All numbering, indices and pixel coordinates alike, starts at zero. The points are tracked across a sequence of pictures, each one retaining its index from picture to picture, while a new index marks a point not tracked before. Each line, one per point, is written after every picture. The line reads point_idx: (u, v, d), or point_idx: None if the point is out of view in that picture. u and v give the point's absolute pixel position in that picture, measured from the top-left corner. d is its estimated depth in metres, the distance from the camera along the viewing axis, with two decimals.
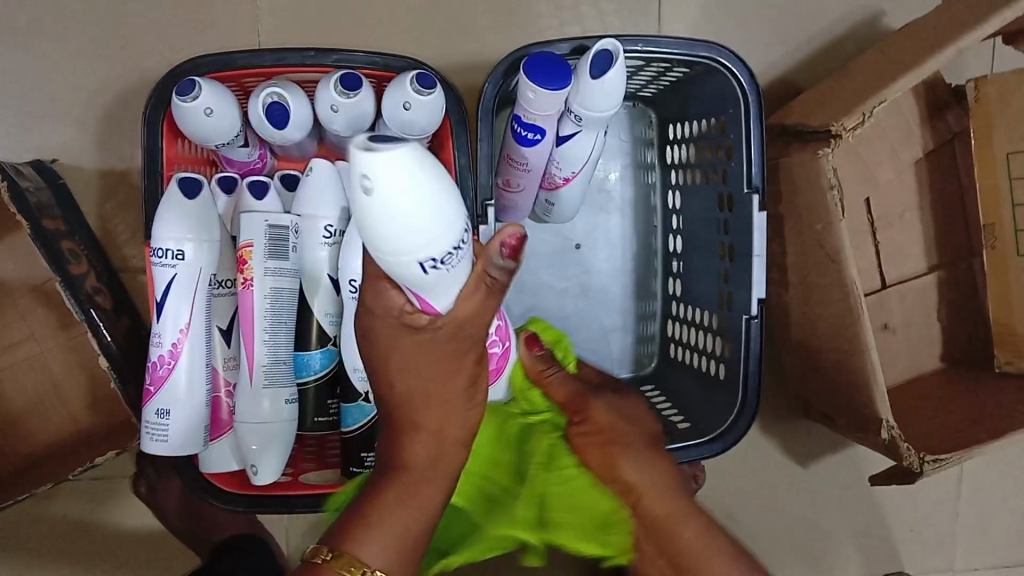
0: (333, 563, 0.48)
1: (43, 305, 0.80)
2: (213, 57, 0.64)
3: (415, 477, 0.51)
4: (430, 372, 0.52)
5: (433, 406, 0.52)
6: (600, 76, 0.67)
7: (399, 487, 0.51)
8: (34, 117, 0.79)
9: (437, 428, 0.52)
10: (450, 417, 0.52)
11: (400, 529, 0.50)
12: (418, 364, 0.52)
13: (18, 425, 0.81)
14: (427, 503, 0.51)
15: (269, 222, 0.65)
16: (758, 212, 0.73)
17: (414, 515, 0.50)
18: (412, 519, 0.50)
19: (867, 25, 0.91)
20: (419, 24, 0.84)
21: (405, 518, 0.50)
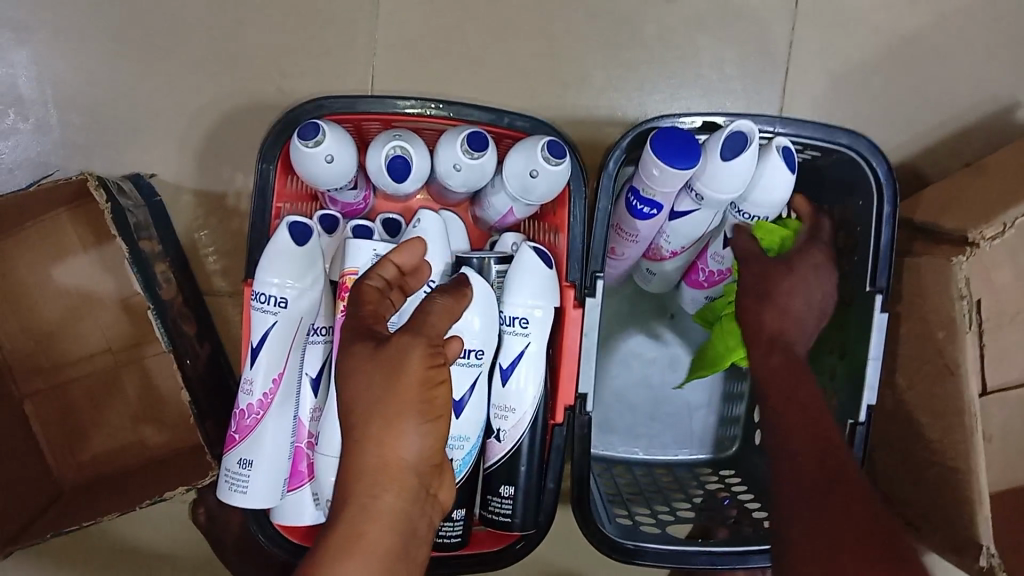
0: None
1: (125, 319, 0.79)
2: (335, 100, 0.62)
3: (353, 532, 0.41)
4: (366, 419, 0.43)
5: (384, 450, 0.42)
6: (731, 159, 0.63)
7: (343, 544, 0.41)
8: (136, 130, 0.78)
9: (380, 471, 0.42)
10: (401, 456, 0.43)
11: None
12: (362, 412, 0.43)
13: (87, 439, 0.79)
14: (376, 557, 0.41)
15: (377, 251, 0.62)
16: (878, 314, 0.70)
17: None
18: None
19: (1003, 117, 0.86)
20: (535, 73, 0.80)
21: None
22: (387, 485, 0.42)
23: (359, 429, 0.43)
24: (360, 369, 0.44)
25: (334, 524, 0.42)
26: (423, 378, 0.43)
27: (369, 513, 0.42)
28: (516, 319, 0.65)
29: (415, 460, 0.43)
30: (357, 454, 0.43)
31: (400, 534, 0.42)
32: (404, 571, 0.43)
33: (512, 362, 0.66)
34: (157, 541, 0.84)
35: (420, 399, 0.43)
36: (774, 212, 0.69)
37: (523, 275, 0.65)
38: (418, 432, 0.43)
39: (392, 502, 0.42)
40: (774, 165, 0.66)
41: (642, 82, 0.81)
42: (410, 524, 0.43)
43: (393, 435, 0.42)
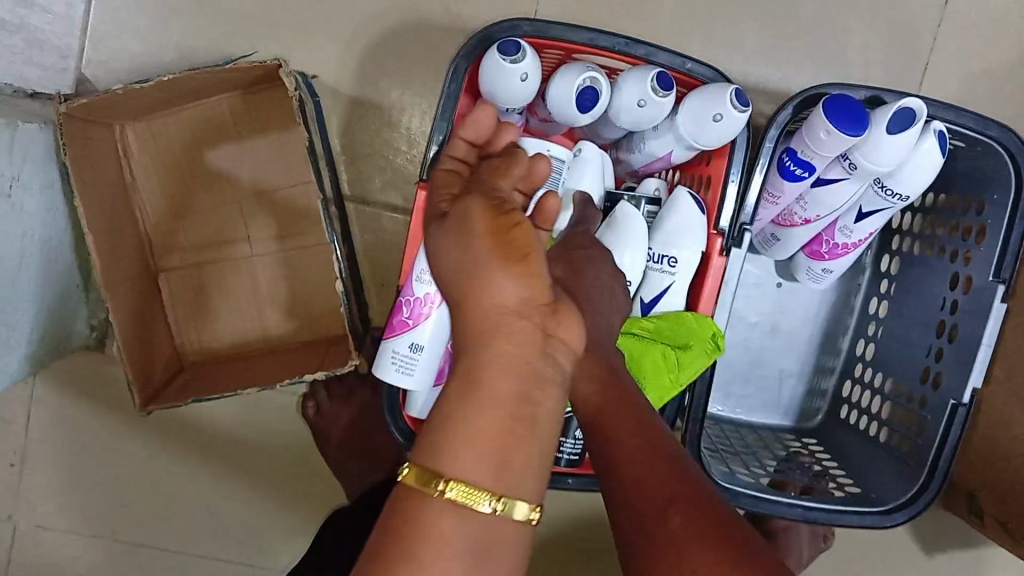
0: (419, 487, 0.46)
1: (264, 211, 0.81)
2: (529, 21, 0.64)
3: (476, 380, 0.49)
4: (460, 273, 0.52)
5: (485, 298, 0.51)
6: (896, 133, 0.65)
7: (474, 395, 0.48)
8: (301, 30, 0.80)
9: (489, 321, 0.50)
10: (501, 303, 0.50)
11: (479, 435, 0.47)
12: (460, 272, 0.52)
13: (216, 318, 0.82)
14: (493, 400, 0.48)
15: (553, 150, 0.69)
16: (998, 302, 0.73)
17: (482, 416, 0.47)
18: (485, 424, 0.47)
19: None
20: (689, 30, 0.83)
21: (488, 432, 0.47)
22: (497, 338, 0.50)
23: (458, 284, 0.53)
24: (444, 236, 0.54)
25: (461, 379, 0.49)
26: (492, 225, 0.51)
27: (486, 360, 0.49)
28: (665, 258, 0.70)
29: (518, 302, 0.50)
30: (467, 316, 0.52)
31: (518, 372, 0.49)
32: (533, 411, 0.49)
33: (656, 297, 0.71)
34: (256, 428, 0.88)
35: (496, 246, 0.51)
36: (917, 192, 0.72)
37: (678, 219, 0.69)
38: (509, 279, 0.50)
39: (506, 349, 0.49)
40: (930, 146, 0.68)
41: (788, 54, 0.84)
42: (529, 367, 0.49)
43: (486, 282, 0.50)
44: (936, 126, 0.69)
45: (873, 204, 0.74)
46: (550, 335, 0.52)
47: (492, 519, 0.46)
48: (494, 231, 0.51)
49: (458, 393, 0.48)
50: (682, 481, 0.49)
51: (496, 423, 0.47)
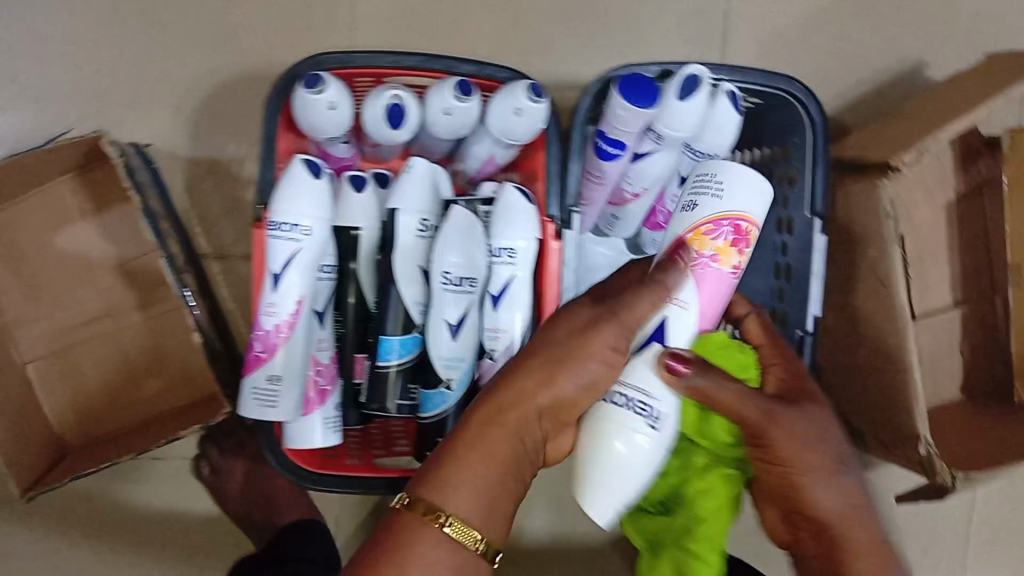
0: (420, 517, 0.52)
1: (124, 283, 0.82)
2: (332, 55, 0.68)
3: (480, 439, 0.53)
4: (535, 354, 0.55)
5: (541, 384, 0.54)
6: (686, 98, 0.71)
7: (481, 438, 0.53)
8: (131, 103, 0.82)
9: (521, 398, 0.54)
10: (547, 393, 0.54)
11: (479, 483, 0.52)
12: (520, 354, 0.56)
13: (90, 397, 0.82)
14: (500, 464, 0.53)
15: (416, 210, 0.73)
16: (819, 236, 0.79)
17: (489, 471, 0.53)
18: (486, 477, 0.53)
19: (910, 75, 0.96)
20: (501, 40, 0.87)
21: (485, 475, 0.53)
22: (506, 416, 0.54)
23: (525, 358, 0.55)
24: (552, 326, 0.56)
25: (472, 437, 0.54)
26: (571, 329, 0.55)
27: (498, 426, 0.54)
28: (504, 250, 0.73)
29: (551, 402, 0.54)
30: (500, 391, 0.55)
31: (520, 444, 0.54)
32: (520, 475, 0.54)
33: (502, 290, 0.73)
34: (160, 499, 0.88)
35: (566, 346, 0.55)
36: (726, 148, 0.77)
37: (509, 213, 0.73)
38: (572, 379, 0.54)
39: (518, 420, 0.54)
40: (725, 106, 0.74)
41: (597, 48, 0.89)
42: (527, 442, 0.54)
43: (548, 378, 0.54)
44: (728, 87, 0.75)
45: (691, 167, 0.80)
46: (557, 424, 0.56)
47: (472, 556, 0.52)
48: (574, 334, 0.55)
49: (468, 443, 0.53)
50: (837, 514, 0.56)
51: (486, 473, 0.53)
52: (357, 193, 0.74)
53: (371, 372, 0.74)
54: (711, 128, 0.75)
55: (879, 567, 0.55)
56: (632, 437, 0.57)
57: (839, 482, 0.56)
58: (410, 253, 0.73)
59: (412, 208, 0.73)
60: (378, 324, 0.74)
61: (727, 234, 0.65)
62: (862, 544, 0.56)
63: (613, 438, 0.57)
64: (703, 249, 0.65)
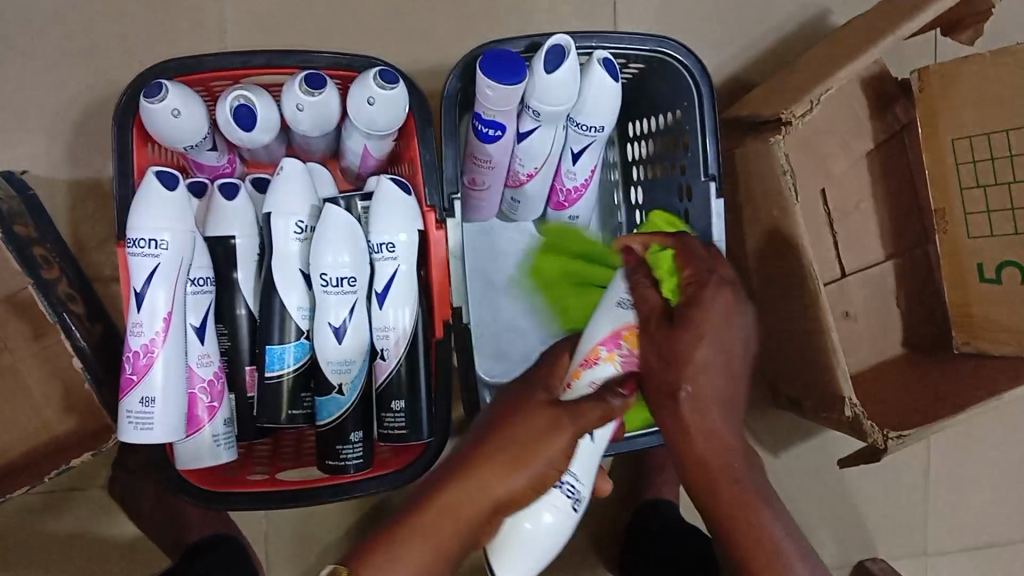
0: None
1: (14, 315, 0.75)
2: (178, 61, 0.66)
3: (427, 523, 0.52)
4: (498, 446, 0.53)
5: (492, 478, 0.52)
6: (554, 71, 0.69)
7: (426, 521, 0.52)
8: (6, 133, 0.81)
9: (474, 493, 0.52)
10: (499, 488, 0.52)
11: (414, 561, 0.51)
12: (483, 439, 0.54)
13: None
14: (440, 548, 0.52)
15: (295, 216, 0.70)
16: (715, 199, 0.77)
17: (424, 553, 0.52)
18: (422, 556, 0.52)
19: (812, 27, 0.94)
20: (381, 31, 0.85)
21: (424, 555, 0.52)
22: (462, 513, 0.52)
23: (487, 443, 0.53)
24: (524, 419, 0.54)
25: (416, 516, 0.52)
26: (537, 429, 0.53)
27: (450, 513, 0.52)
28: (384, 246, 0.70)
29: (503, 497, 0.53)
30: (456, 484, 0.52)
31: (463, 527, 0.52)
32: (457, 552, 0.53)
33: (387, 285, 0.71)
34: (78, 529, 0.86)
35: (526, 443, 0.53)
36: (610, 119, 0.75)
37: (385, 207, 0.70)
38: (520, 472, 0.53)
39: (468, 510, 0.52)
40: (599, 75, 0.72)
41: (482, 29, 0.87)
42: (474, 528, 0.53)
43: (502, 473, 0.52)
44: (601, 56, 0.72)
45: (580, 141, 0.77)
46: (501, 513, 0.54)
47: None
48: (540, 436, 0.53)
49: (414, 528, 0.52)
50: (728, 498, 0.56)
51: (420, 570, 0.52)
52: (228, 202, 0.70)
53: (262, 384, 0.71)
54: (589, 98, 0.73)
55: (743, 488, 0.56)
56: (552, 523, 0.57)
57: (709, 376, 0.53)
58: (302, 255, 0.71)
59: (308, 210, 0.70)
60: (264, 333, 0.71)
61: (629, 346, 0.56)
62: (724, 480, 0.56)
63: (522, 518, 0.56)
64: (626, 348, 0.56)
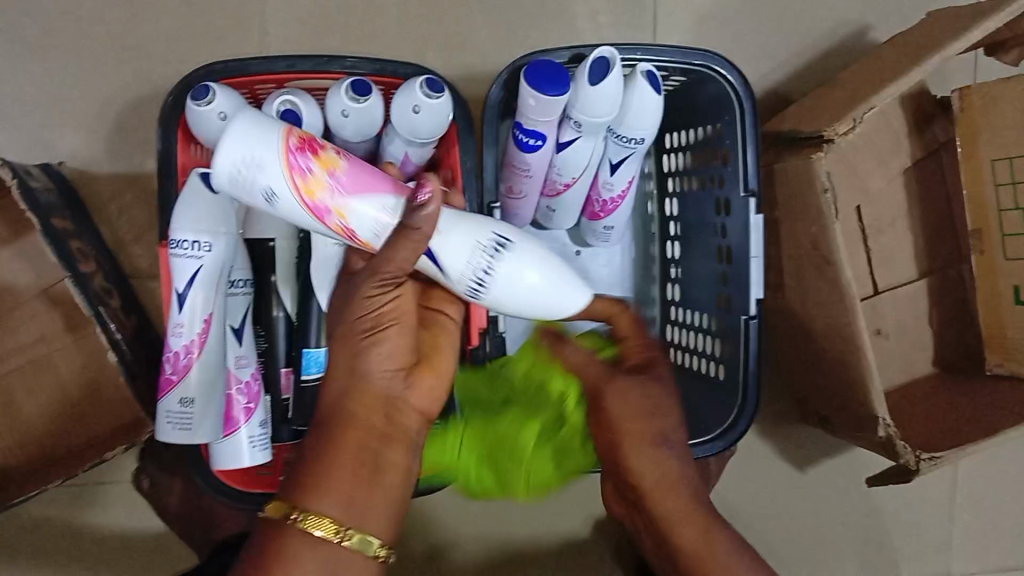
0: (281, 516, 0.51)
1: (52, 308, 0.79)
2: (225, 63, 0.66)
3: (332, 435, 0.52)
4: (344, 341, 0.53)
5: (355, 364, 0.52)
6: (598, 83, 0.69)
7: (330, 435, 0.52)
8: (46, 126, 0.81)
9: (351, 382, 0.53)
10: (366, 371, 0.52)
11: (335, 480, 0.51)
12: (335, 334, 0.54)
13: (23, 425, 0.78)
14: (351, 456, 0.52)
15: None
16: (753, 216, 0.76)
17: (341, 467, 0.52)
18: (341, 471, 0.52)
19: (851, 42, 0.93)
20: (421, 36, 0.85)
21: (341, 473, 0.52)
22: (362, 402, 0.53)
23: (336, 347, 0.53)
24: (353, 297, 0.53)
25: (319, 438, 0.53)
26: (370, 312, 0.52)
27: (345, 421, 0.53)
28: None
29: (378, 369, 0.52)
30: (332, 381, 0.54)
31: (366, 431, 0.53)
32: (376, 461, 0.53)
33: None
34: (104, 522, 0.87)
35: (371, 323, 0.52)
36: (650, 132, 0.74)
37: None
38: (377, 353, 0.52)
39: (358, 407, 0.52)
40: (642, 87, 0.71)
41: (521, 36, 0.87)
42: (377, 429, 0.53)
43: (362, 359, 0.52)
44: (645, 69, 0.72)
45: (621, 153, 0.77)
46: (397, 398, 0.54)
47: (343, 550, 0.51)
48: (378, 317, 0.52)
49: (317, 446, 0.52)
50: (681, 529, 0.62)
51: (349, 470, 0.52)
52: (269, 205, 0.70)
53: (298, 387, 0.72)
54: (632, 111, 0.72)
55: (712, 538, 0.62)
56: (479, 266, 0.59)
57: (656, 451, 0.62)
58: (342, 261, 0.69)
59: None
60: (300, 337, 0.71)
61: (305, 158, 0.56)
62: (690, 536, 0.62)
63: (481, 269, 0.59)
64: (323, 173, 0.56)
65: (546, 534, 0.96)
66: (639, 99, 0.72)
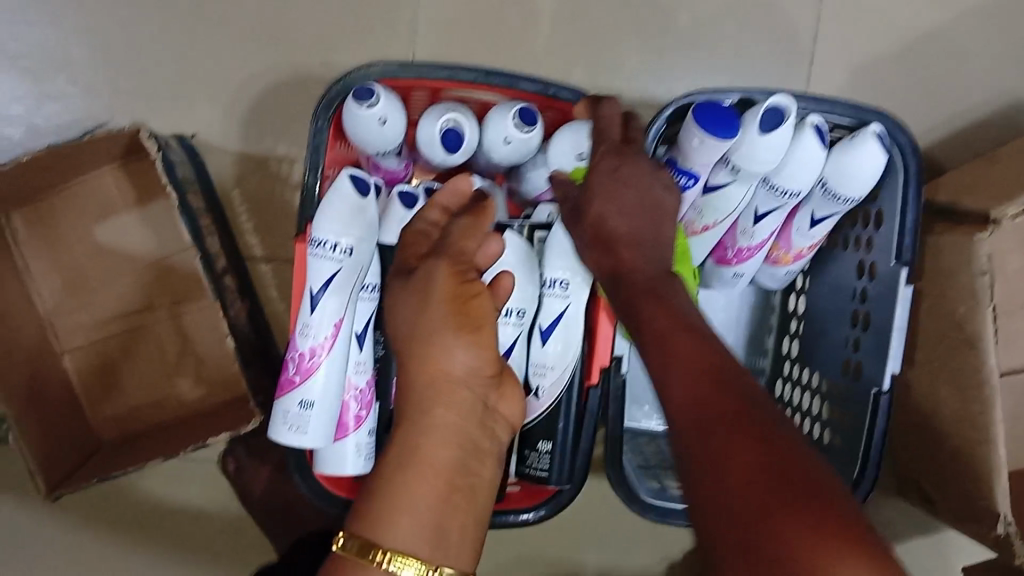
0: (357, 547, 0.45)
1: (164, 279, 0.79)
2: (386, 65, 0.63)
3: (413, 448, 0.47)
4: (416, 342, 0.49)
5: (433, 364, 0.48)
6: (769, 132, 0.66)
7: (409, 445, 0.47)
8: (185, 97, 0.80)
9: (434, 391, 0.48)
10: (449, 371, 0.48)
11: (417, 496, 0.46)
12: (409, 334, 0.50)
13: (118, 387, 0.78)
14: (438, 472, 0.46)
15: None
16: (905, 286, 0.72)
17: (423, 484, 0.46)
18: (423, 488, 0.46)
19: (1012, 113, 0.88)
20: (571, 52, 0.82)
21: (426, 493, 0.46)
22: (442, 403, 0.48)
23: (409, 344, 0.49)
24: (402, 296, 0.51)
25: (398, 446, 0.48)
26: (452, 295, 0.49)
27: (425, 431, 0.47)
28: (556, 282, 0.68)
29: (465, 373, 0.49)
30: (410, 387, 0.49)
31: (455, 442, 0.48)
32: (469, 480, 0.48)
33: (552, 322, 0.69)
34: (188, 498, 0.86)
35: (454, 314, 0.49)
36: (807, 186, 0.71)
37: (563, 241, 0.68)
38: (461, 348, 0.49)
39: (443, 415, 0.48)
40: (809, 141, 0.68)
41: (673, 65, 0.83)
42: (467, 438, 0.48)
43: (439, 353, 0.48)
44: (812, 123, 0.69)
45: (767, 203, 0.74)
46: (487, 407, 0.50)
47: None
48: (453, 300, 0.49)
49: (398, 454, 0.47)
50: (741, 431, 0.43)
51: (435, 486, 0.46)
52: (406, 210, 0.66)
53: None
54: (794, 161, 0.69)
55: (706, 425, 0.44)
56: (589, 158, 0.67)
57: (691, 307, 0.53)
58: None
59: None
60: None
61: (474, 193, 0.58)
62: (704, 398, 0.45)
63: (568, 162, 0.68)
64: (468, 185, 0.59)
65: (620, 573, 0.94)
66: (805, 152, 0.69)
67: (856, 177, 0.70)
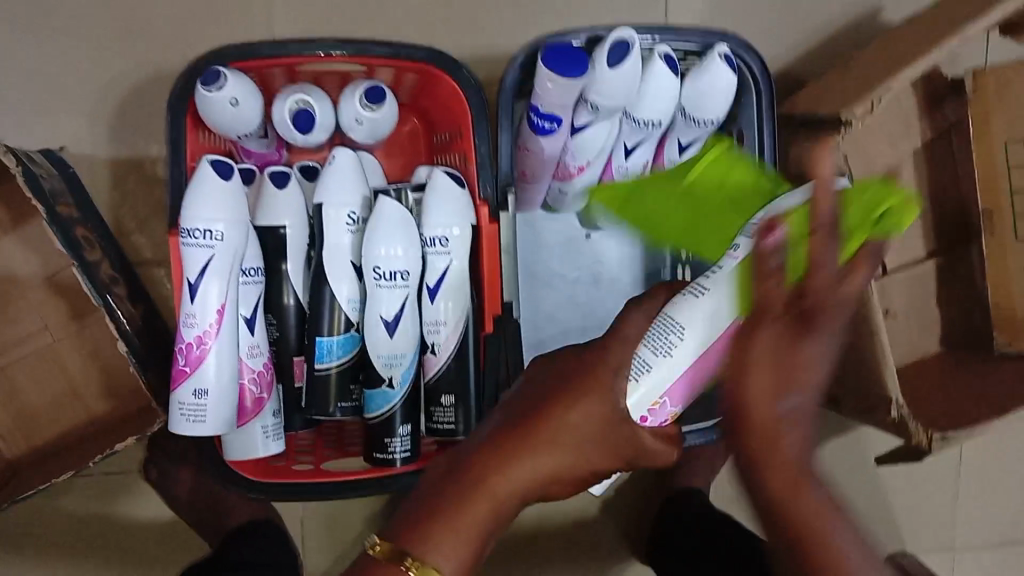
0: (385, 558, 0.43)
1: (57, 296, 0.78)
2: (235, 47, 0.64)
3: (487, 471, 0.44)
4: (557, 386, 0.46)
5: (558, 411, 0.45)
6: (618, 65, 0.68)
7: (488, 468, 0.44)
8: (48, 111, 0.79)
9: (553, 434, 0.45)
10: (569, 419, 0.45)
11: (468, 524, 0.43)
12: (549, 382, 0.47)
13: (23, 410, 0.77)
14: (499, 505, 0.44)
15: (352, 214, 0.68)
16: None
17: (481, 512, 0.43)
18: (477, 514, 0.43)
19: (862, 22, 0.92)
20: (428, 18, 0.83)
21: (478, 519, 0.43)
22: (543, 441, 0.45)
23: (546, 387, 0.47)
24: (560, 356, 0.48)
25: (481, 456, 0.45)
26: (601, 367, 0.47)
27: (513, 461, 0.44)
28: (437, 239, 0.69)
29: (584, 428, 0.45)
30: (527, 431, 0.45)
31: (533, 484, 0.44)
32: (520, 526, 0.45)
33: (439, 279, 0.70)
34: (116, 509, 0.86)
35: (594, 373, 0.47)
36: (667, 115, 0.74)
37: (438, 200, 0.69)
38: (589, 402, 0.46)
39: (547, 457, 0.45)
40: (659, 70, 0.71)
41: (531, 17, 0.85)
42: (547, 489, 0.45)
43: (571, 405, 0.45)
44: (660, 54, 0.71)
45: (635, 135, 0.75)
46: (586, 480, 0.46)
47: None
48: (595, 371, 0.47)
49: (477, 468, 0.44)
50: None
51: (488, 516, 0.44)
52: (279, 190, 0.68)
53: (310, 375, 0.70)
54: (650, 92, 0.71)
55: None
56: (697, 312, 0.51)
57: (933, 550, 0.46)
58: (355, 247, 0.70)
59: (356, 199, 0.69)
60: (312, 326, 0.70)
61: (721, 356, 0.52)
62: None
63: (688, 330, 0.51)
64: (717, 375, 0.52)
65: (558, 516, 0.96)
66: (659, 81, 0.71)
67: (711, 99, 0.73)
